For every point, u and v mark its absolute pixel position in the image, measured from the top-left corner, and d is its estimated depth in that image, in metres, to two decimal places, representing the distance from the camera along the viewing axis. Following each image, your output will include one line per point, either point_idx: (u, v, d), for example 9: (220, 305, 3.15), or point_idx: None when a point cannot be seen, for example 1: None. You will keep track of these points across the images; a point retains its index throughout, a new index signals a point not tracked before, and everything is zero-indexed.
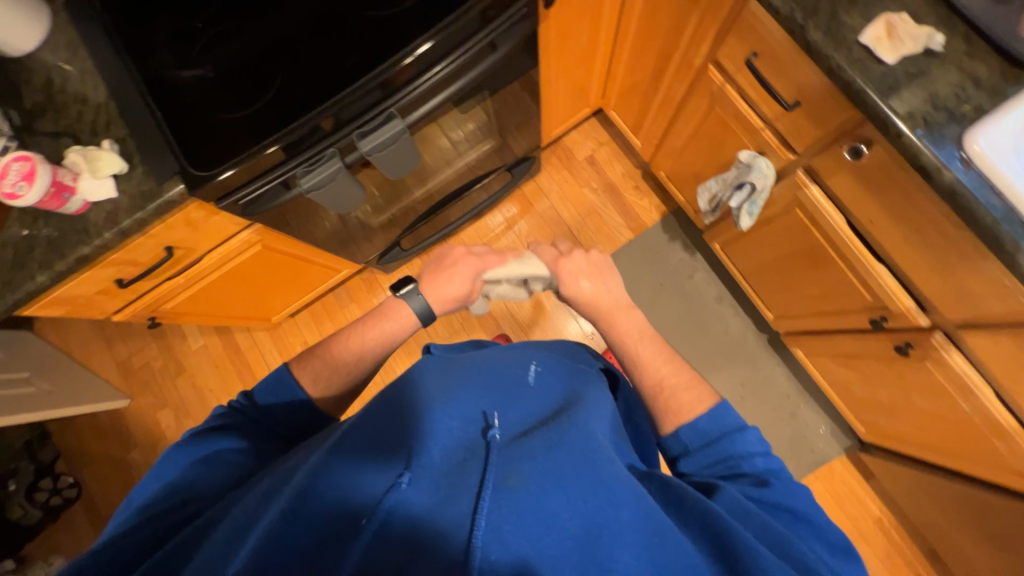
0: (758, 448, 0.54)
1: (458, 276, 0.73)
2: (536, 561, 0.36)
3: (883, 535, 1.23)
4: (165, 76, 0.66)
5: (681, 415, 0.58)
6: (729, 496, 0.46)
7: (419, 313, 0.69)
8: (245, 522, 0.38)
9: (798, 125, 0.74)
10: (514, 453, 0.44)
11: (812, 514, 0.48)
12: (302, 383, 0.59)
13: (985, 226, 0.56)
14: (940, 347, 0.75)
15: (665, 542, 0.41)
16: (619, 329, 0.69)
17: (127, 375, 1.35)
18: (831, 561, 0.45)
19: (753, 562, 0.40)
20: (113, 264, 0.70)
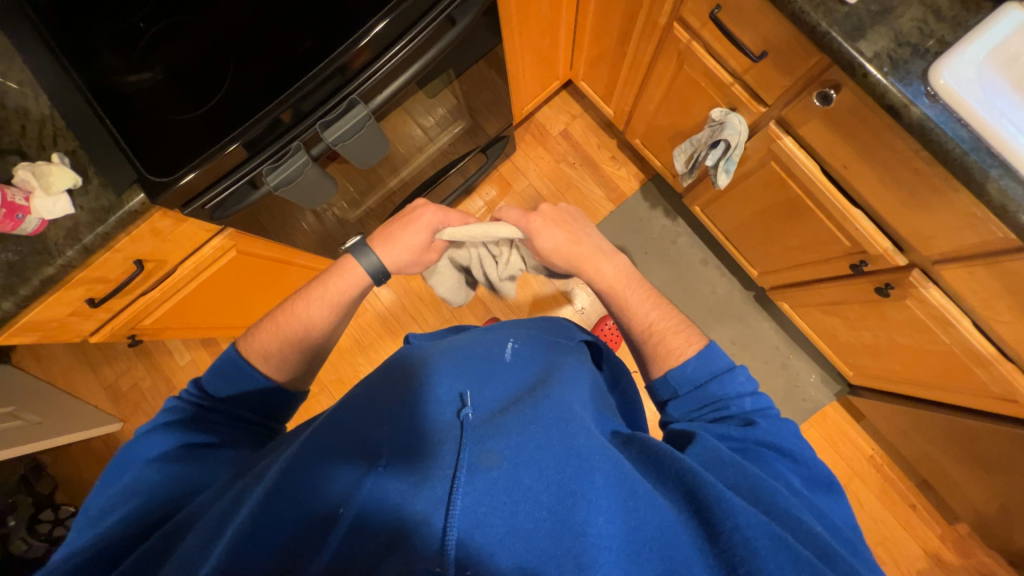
0: (747, 388, 0.53)
1: (416, 231, 0.70)
2: (509, 536, 0.35)
3: (878, 473, 1.25)
4: (109, 83, 0.63)
5: (668, 360, 0.58)
6: (703, 446, 0.45)
7: (372, 270, 0.68)
8: (216, 521, 0.37)
9: (768, 76, 0.72)
10: (488, 431, 0.43)
11: (796, 451, 0.47)
12: (253, 360, 0.60)
13: (955, 158, 0.55)
14: (918, 284, 0.74)
15: (639, 504, 0.39)
16: (604, 278, 0.69)
17: (117, 398, 1.37)
18: (808, 499, 0.44)
19: (725, 514, 0.38)
20: (84, 283, 0.70)
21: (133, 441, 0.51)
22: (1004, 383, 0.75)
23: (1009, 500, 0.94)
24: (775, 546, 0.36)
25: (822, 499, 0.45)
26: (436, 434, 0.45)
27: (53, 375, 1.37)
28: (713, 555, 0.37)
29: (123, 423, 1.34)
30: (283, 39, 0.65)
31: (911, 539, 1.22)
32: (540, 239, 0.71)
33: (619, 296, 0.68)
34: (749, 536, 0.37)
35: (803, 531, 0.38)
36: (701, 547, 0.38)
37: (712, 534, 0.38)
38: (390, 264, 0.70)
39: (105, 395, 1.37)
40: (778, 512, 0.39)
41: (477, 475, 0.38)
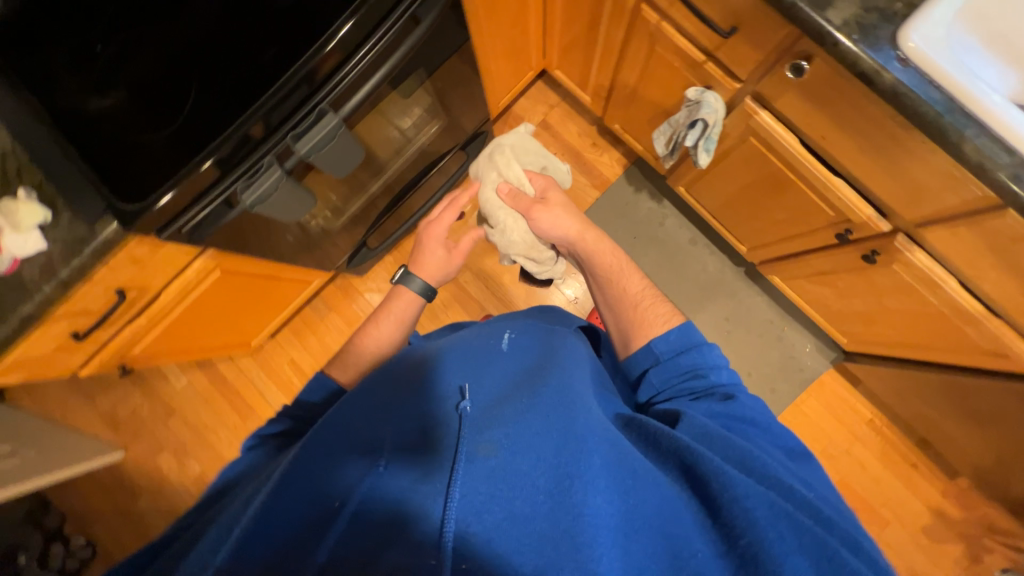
0: (722, 361, 0.54)
1: (436, 246, 0.76)
2: (507, 522, 0.35)
3: (878, 435, 1.27)
4: (67, 111, 0.61)
5: (650, 329, 0.58)
6: (693, 423, 0.44)
7: (420, 291, 0.73)
8: (227, 522, 0.38)
9: (738, 52, 0.71)
10: (486, 422, 0.43)
11: (772, 426, 0.47)
12: (337, 373, 0.64)
13: (928, 120, 0.55)
14: (903, 249, 0.75)
15: (637, 483, 0.38)
16: (593, 248, 0.70)
17: (117, 427, 1.36)
18: (797, 470, 0.43)
19: (723, 488, 0.37)
20: (66, 317, 0.69)
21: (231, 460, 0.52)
22: (994, 339, 0.76)
23: (1005, 451, 0.96)
24: (777, 516, 0.35)
25: (807, 470, 0.45)
26: (434, 428, 0.44)
27: (50, 409, 1.35)
28: (717, 532, 0.37)
29: (125, 451, 1.33)
30: (244, 52, 0.63)
31: (913, 495, 1.24)
32: (548, 190, 0.78)
33: (614, 266, 0.67)
34: (749, 507, 0.35)
35: (798, 499, 0.37)
36: (705, 524, 0.37)
37: (714, 509, 0.37)
38: (432, 282, 0.76)
39: (104, 426, 1.36)
40: (773, 482, 0.38)
41: (474, 466, 0.38)
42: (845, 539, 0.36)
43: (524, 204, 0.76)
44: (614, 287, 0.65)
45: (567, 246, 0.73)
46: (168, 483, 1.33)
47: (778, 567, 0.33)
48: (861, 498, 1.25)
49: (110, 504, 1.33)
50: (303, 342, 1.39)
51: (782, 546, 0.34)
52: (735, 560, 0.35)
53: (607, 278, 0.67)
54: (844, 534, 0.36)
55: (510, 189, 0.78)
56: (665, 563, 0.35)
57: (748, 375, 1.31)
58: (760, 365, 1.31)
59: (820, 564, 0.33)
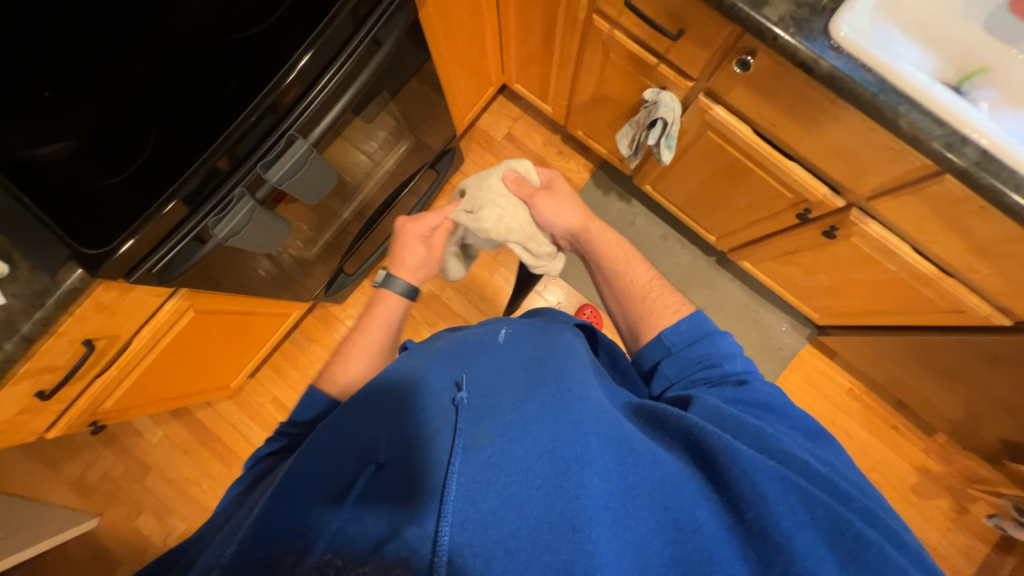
0: (736, 350, 0.55)
1: (416, 245, 0.75)
2: (503, 508, 0.35)
3: (858, 402, 1.33)
4: (16, 160, 0.58)
5: (661, 320, 0.61)
6: (704, 405, 0.45)
7: (404, 292, 0.72)
8: (230, 529, 0.37)
9: (688, 53, 0.76)
10: (483, 413, 0.43)
11: (787, 409, 0.48)
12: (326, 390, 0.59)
13: (866, 100, 0.60)
14: (858, 222, 0.80)
15: (638, 461, 0.39)
16: (602, 243, 0.71)
17: (87, 493, 1.27)
18: (815, 449, 0.43)
19: (733, 462, 0.37)
20: (30, 375, 0.64)
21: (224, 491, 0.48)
22: (949, 297, 0.81)
23: (972, 402, 1.02)
24: (784, 489, 0.36)
25: (829, 449, 0.46)
26: (430, 424, 0.43)
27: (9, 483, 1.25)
28: (723, 504, 0.37)
29: (99, 518, 1.24)
30: (206, 86, 0.62)
31: (897, 456, 1.30)
32: (553, 181, 0.79)
33: (620, 260, 0.69)
34: (757, 481, 0.36)
35: (812, 473, 0.38)
36: (710, 497, 0.38)
37: (721, 483, 0.38)
38: (415, 283, 0.74)
39: (73, 493, 1.26)
40: (786, 457, 0.39)
41: (471, 458, 0.38)
42: (860, 511, 0.36)
43: (522, 193, 0.75)
44: (623, 281, 0.67)
45: (570, 238, 0.75)
46: (150, 546, 1.25)
47: (787, 539, 0.33)
48: None
49: None
50: (285, 377, 1.35)
51: (793, 519, 0.34)
52: (745, 533, 0.35)
53: (614, 273, 0.69)
54: (860, 506, 0.37)
55: (515, 177, 0.76)
56: (667, 538, 0.35)
57: None
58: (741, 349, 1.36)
59: (832, 535, 0.34)
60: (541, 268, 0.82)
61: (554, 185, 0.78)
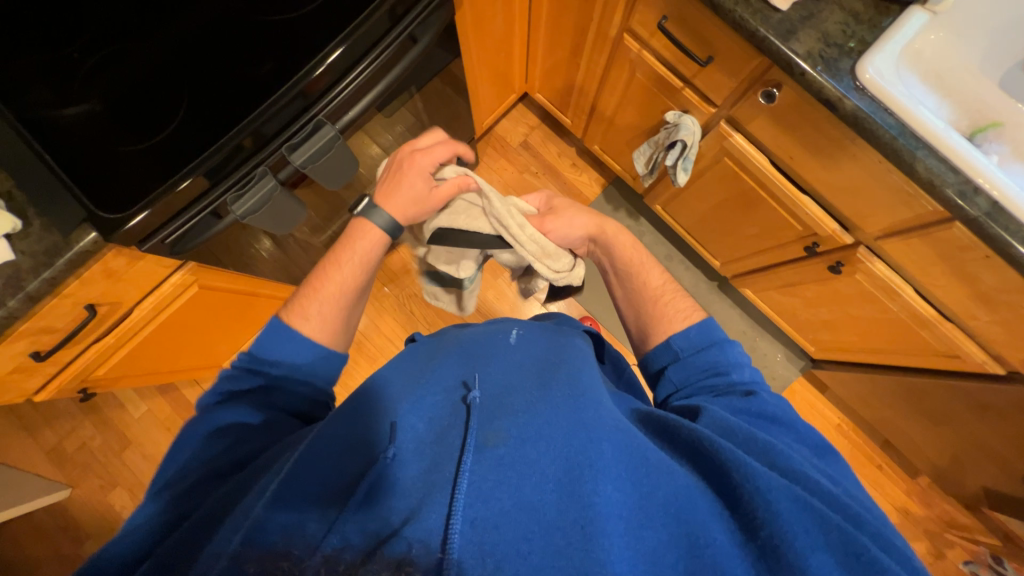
0: (743, 360, 0.55)
1: (417, 178, 0.67)
2: (515, 509, 0.35)
3: (845, 438, 1.35)
4: (43, 118, 0.58)
5: (672, 325, 0.61)
6: (713, 417, 0.44)
7: (386, 227, 0.66)
8: (240, 510, 0.36)
9: (714, 79, 0.77)
10: (496, 413, 0.43)
11: (794, 423, 0.48)
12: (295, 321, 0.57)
13: (886, 142, 0.61)
14: (864, 260, 0.82)
15: (650, 472, 0.39)
16: (620, 242, 0.72)
17: (62, 463, 1.23)
18: (821, 465, 0.44)
19: (745, 479, 0.37)
20: (28, 334, 0.63)
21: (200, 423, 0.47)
22: (947, 342, 0.83)
23: (958, 447, 1.03)
24: (802, 510, 0.35)
25: (833, 466, 0.46)
26: (442, 422, 0.43)
27: None
28: (736, 522, 0.37)
29: (72, 489, 1.21)
30: (241, 62, 0.62)
31: (880, 496, 1.31)
32: (554, 201, 0.78)
33: (635, 262, 0.70)
34: (773, 499, 0.36)
35: (826, 495, 0.38)
36: (722, 514, 0.38)
37: (734, 501, 0.38)
38: (403, 219, 0.67)
39: (47, 461, 1.23)
40: (800, 477, 0.39)
41: (483, 456, 0.38)
42: (874, 534, 0.37)
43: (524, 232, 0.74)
44: (635, 283, 0.68)
45: (589, 243, 0.77)
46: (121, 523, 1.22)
47: (803, 559, 0.34)
48: None
49: (50, 551, 1.19)
50: None
51: (808, 540, 0.34)
52: (757, 551, 0.35)
53: (627, 274, 0.69)
54: (874, 530, 0.37)
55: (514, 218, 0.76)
56: (682, 550, 0.35)
57: None
58: None
59: (846, 558, 0.34)
60: (562, 281, 0.79)
61: (555, 206, 0.78)
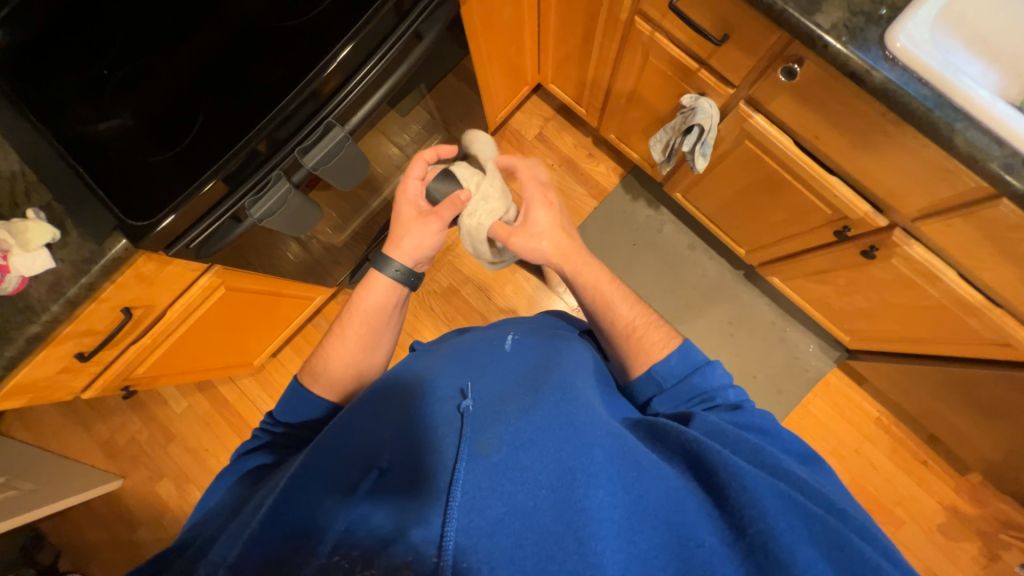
0: (727, 381, 0.53)
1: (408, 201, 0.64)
2: (508, 517, 0.35)
3: (886, 433, 1.28)
4: (76, 133, 0.61)
5: (651, 354, 0.55)
6: (705, 420, 0.43)
7: (399, 279, 0.62)
8: (239, 523, 0.37)
9: (731, 58, 0.74)
10: (489, 420, 0.42)
11: (774, 429, 0.46)
12: (311, 385, 0.57)
13: (920, 115, 0.57)
14: (901, 243, 0.76)
15: (642, 475, 0.37)
16: (589, 272, 0.63)
17: (115, 455, 1.33)
18: (808, 470, 0.42)
19: (732, 478, 0.35)
20: (72, 337, 0.68)
21: (227, 471, 0.50)
22: (995, 329, 0.77)
23: (1013, 442, 0.96)
24: (786, 506, 0.34)
25: (821, 474, 0.43)
26: (436, 429, 0.43)
27: (45, 438, 1.32)
28: (724, 521, 0.35)
29: (123, 479, 1.30)
30: (254, 70, 0.64)
31: (925, 493, 1.24)
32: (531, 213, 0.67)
33: (603, 292, 0.62)
34: (757, 496, 0.34)
35: (807, 488, 0.36)
36: (711, 514, 0.36)
37: (721, 499, 0.36)
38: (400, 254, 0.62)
39: (101, 454, 1.32)
40: (784, 473, 0.38)
41: (476, 465, 0.38)
42: (859, 529, 0.35)
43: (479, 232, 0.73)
44: (606, 316, 0.60)
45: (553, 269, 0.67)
46: (168, 511, 1.30)
47: (787, 554, 0.32)
48: (873, 497, 1.25)
49: (107, 536, 1.29)
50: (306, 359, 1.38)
51: (792, 535, 0.32)
52: (746, 549, 0.33)
53: (599, 305, 0.61)
54: (857, 524, 0.35)
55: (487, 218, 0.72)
56: (671, 554, 0.34)
57: (754, 376, 1.31)
58: (765, 367, 1.32)
59: (832, 552, 0.32)
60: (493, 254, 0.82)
61: (532, 220, 0.66)
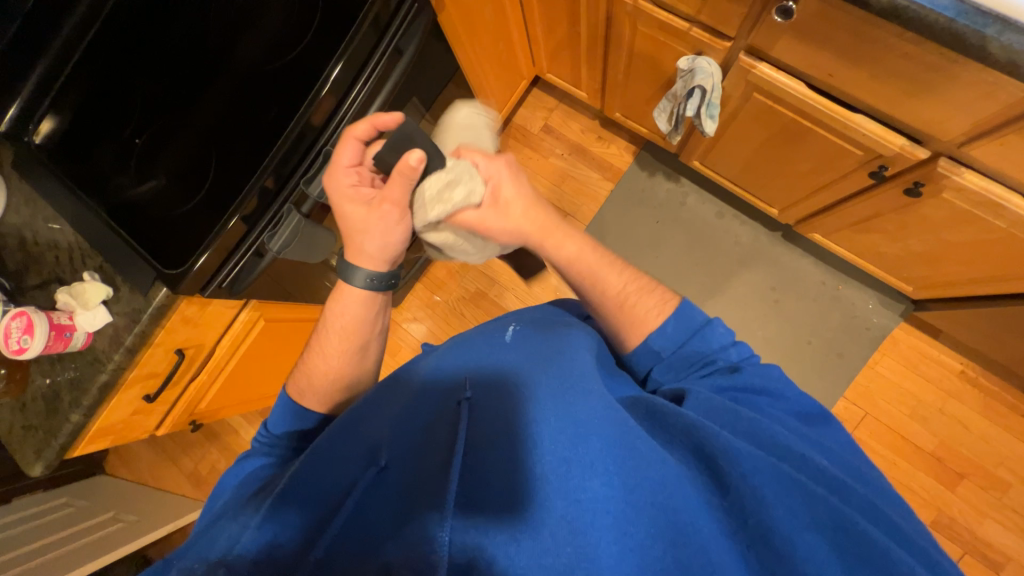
0: (727, 339, 0.53)
1: (348, 197, 0.56)
2: (504, 512, 0.38)
3: (973, 386, 1.15)
4: (117, 201, 0.68)
5: (646, 323, 0.54)
6: (699, 399, 0.46)
7: (369, 285, 0.59)
8: (240, 521, 0.41)
9: (720, 10, 0.70)
10: (487, 418, 0.46)
11: (782, 391, 0.49)
12: (301, 399, 0.58)
13: (940, 28, 0.51)
14: (949, 173, 0.68)
15: (640, 462, 0.39)
16: (572, 238, 0.57)
17: (200, 484, 1.46)
18: (809, 434, 0.45)
19: (732, 465, 0.37)
20: (137, 381, 0.75)
21: (234, 464, 0.54)
22: None
23: None
24: (788, 490, 0.36)
25: (826, 433, 0.46)
26: (437, 425, 0.47)
27: (142, 475, 1.47)
28: (724, 509, 0.37)
29: None
30: (252, 114, 0.68)
31: None
32: (501, 191, 0.59)
33: (588, 261, 0.57)
34: (757, 483, 0.36)
35: (813, 469, 0.38)
36: (711, 500, 0.38)
37: (723, 487, 0.38)
38: (375, 263, 0.59)
39: (190, 484, 1.46)
40: (784, 451, 0.40)
41: (471, 461, 0.42)
42: (864, 507, 0.36)
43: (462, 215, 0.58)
44: (593, 286, 0.56)
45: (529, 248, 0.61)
46: None
47: (791, 546, 0.34)
48: (969, 459, 1.12)
49: None
50: None
51: (794, 522, 0.34)
52: (745, 539, 0.36)
53: (583, 277, 0.56)
54: (861, 500, 0.36)
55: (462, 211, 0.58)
56: (668, 540, 0.36)
57: (808, 342, 1.22)
58: (820, 331, 1.22)
59: (834, 534, 0.34)
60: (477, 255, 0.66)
61: (503, 197, 0.58)
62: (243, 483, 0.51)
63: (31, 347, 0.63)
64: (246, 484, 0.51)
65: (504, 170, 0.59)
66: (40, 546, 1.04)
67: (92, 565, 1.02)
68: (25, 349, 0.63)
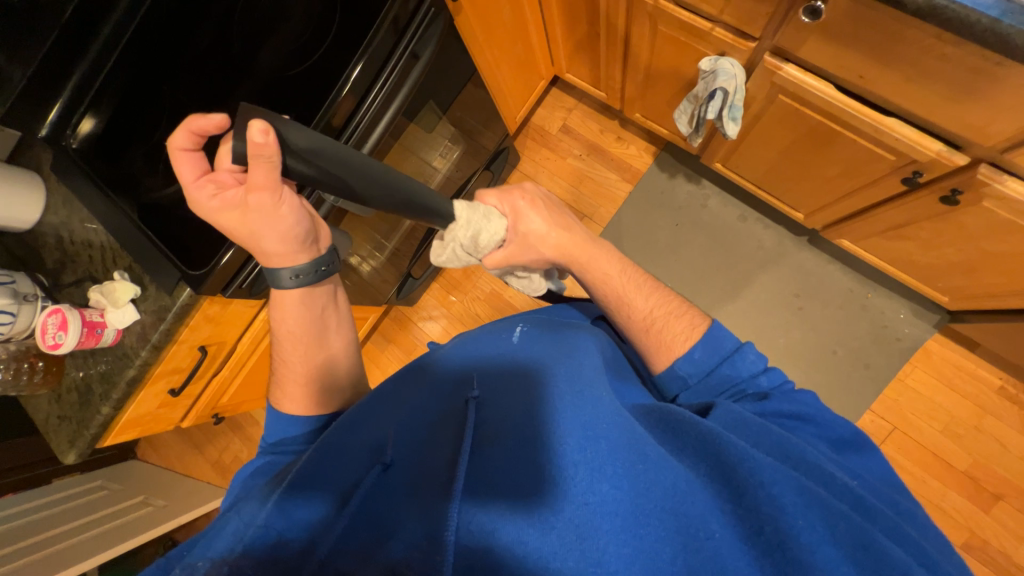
0: (758, 366, 0.51)
1: (218, 209, 0.45)
2: (510, 510, 0.38)
3: (1011, 402, 1.09)
4: (143, 203, 0.70)
5: (673, 348, 0.54)
6: (725, 412, 0.44)
7: (305, 281, 0.53)
8: (249, 516, 0.41)
9: (745, 10, 0.67)
10: (494, 418, 0.46)
11: (816, 415, 0.46)
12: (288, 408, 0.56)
13: (982, 29, 0.48)
14: (990, 180, 0.64)
15: (649, 467, 0.39)
16: (598, 264, 0.60)
17: (223, 472, 1.52)
18: (840, 460, 0.43)
19: (748, 473, 0.37)
20: (162, 376, 0.78)
21: (246, 464, 0.55)
22: None
23: None
24: (807, 504, 0.35)
25: (856, 460, 0.44)
26: (445, 424, 0.48)
27: (170, 461, 1.54)
28: (737, 516, 0.36)
29: None
30: None
31: None
32: (523, 222, 0.63)
33: (616, 288, 0.59)
34: (776, 494, 0.35)
35: (837, 486, 0.37)
36: (724, 507, 0.37)
37: (737, 493, 0.37)
38: (292, 257, 0.51)
39: (214, 472, 1.52)
40: (807, 467, 0.38)
41: (478, 459, 0.42)
42: (888, 528, 0.35)
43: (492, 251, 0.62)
44: (619, 310, 0.58)
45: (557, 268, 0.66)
46: None
47: (808, 555, 0.33)
48: (1005, 479, 1.06)
49: None
50: None
51: (814, 534, 0.33)
52: (761, 547, 0.34)
53: (611, 302, 0.59)
54: (887, 523, 0.35)
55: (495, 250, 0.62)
56: (678, 546, 0.35)
57: (834, 352, 1.17)
58: (847, 340, 1.17)
59: (857, 552, 0.33)
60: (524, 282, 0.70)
61: (527, 227, 0.62)
62: (253, 478, 0.51)
63: (66, 342, 0.67)
64: (256, 479, 0.51)
65: (521, 203, 0.63)
66: (75, 526, 1.11)
67: (124, 546, 1.07)
68: (60, 344, 0.67)
